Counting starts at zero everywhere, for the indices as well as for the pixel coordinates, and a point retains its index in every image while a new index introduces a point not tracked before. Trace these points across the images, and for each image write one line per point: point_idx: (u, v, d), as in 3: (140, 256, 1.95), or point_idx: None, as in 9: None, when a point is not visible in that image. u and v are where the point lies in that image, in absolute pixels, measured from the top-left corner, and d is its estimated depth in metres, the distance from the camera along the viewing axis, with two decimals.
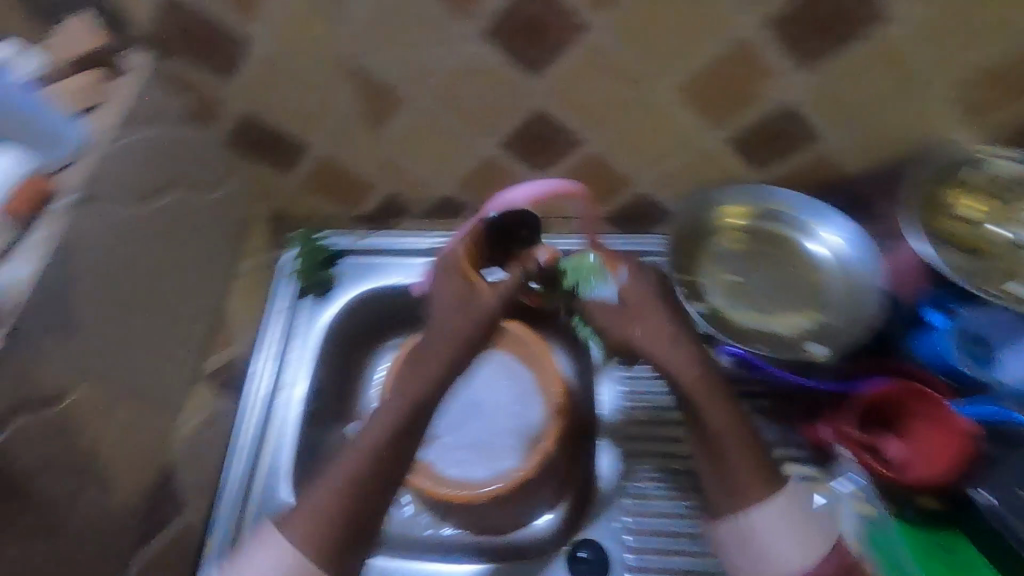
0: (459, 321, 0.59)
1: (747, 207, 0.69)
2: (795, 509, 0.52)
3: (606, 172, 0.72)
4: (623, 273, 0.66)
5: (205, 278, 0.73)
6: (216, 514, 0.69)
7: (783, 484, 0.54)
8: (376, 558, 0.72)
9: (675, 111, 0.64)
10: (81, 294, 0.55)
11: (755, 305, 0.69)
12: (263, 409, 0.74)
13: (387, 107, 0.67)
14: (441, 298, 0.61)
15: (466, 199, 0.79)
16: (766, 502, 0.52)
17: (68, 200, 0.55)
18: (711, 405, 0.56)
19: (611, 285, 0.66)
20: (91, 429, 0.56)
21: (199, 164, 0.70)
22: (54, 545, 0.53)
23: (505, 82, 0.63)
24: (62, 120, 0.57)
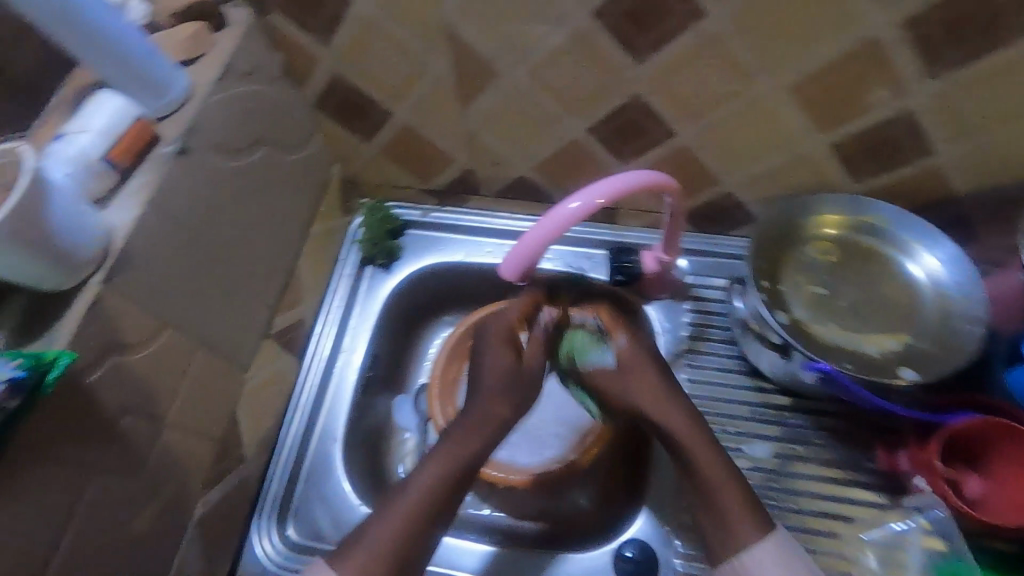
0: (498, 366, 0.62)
1: (843, 217, 0.67)
2: (782, 547, 0.53)
3: (695, 168, 0.69)
4: (622, 338, 0.64)
5: (280, 238, 0.74)
6: (272, 469, 0.71)
7: (771, 525, 0.55)
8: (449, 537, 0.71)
9: (784, 110, 0.60)
10: (173, 243, 0.56)
11: (838, 319, 0.66)
12: (314, 390, 0.76)
13: (479, 82, 0.65)
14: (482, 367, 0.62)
15: (542, 183, 0.77)
16: (754, 543, 0.54)
17: (169, 149, 0.55)
18: (703, 452, 0.58)
19: (608, 350, 0.64)
20: (170, 377, 0.57)
21: (285, 123, 0.70)
22: (129, 486, 0.54)
23: (607, 65, 0.60)
24: (168, 66, 0.56)
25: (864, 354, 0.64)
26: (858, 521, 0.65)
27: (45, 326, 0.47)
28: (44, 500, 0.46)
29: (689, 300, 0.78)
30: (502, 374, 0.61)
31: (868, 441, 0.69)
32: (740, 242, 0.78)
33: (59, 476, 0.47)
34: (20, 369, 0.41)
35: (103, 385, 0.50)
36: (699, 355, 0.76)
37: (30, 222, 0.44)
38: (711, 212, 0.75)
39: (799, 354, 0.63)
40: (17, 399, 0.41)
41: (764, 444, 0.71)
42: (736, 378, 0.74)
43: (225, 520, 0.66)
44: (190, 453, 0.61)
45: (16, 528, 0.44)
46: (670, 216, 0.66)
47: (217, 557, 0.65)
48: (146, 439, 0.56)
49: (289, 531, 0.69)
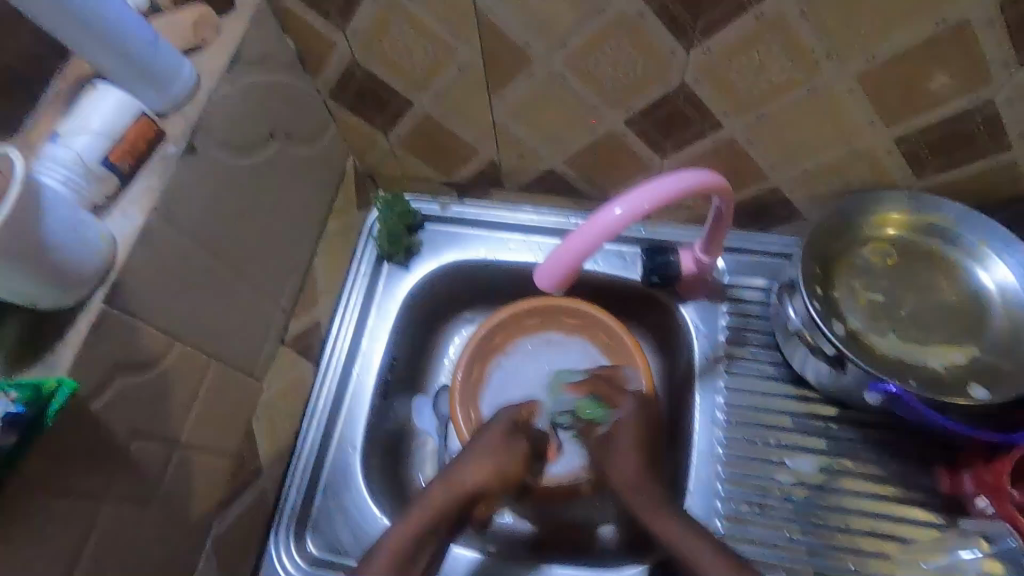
0: (480, 469, 0.59)
1: (902, 216, 0.62)
2: None
3: (741, 164, 0.64)
4: (627, 403, 0.64)
5: (293, 238, 0.69)
6: (288, 484, 0.68)
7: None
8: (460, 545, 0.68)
9: (850, 103, 0.54)
10: (179, 253, 0.51)
11: (899, 329, 0.61)
12: (320, 420, 0.70)
13: (505, 73, 0.59)
14: (471, 455, 0.60)
15: (571, 176, 0.72)
16: None
17: (175, 148, 0.51)
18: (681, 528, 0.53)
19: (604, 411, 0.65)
20: (179, 398, 0.53)
21: (295, 113, 0.65)
22: (139, 516, 0.51)
23: (654, 55, 0.53)
24: (172, 56, 0.51)
25: (927, 368, 0.60)
26: (913, 543, 0.62)
27: (45, 346, 0.43)
28: (49, 539, 0.43)
29: (726, 301, 0.73)
30: (486, 472, 0.59)
31: (923, 459, 0.65)
32: (782, 238, 0.73)
33: (61, 513, 0.43)
34: (17, 405, 0.38)
35: (109, 410, 0.46)
36: (740, 361, 0.71)
37: (23, 236, 0.39)
38: (756, 208, 0.70)
39: (856, 368, 0.59)
40: (13, 437, 0.38)
41: (808, 458, 0.67)
42: (780, 384, 0.70)
43: (244, 537, 0.64)
44: (202, 475, 0.58)
45: (20, 572, 0.41)
46: (716, 216, 0.60)
47: (234, 575, 0.63)
48: (157, 464, 0.52)
49: (308, 546, 0.66)
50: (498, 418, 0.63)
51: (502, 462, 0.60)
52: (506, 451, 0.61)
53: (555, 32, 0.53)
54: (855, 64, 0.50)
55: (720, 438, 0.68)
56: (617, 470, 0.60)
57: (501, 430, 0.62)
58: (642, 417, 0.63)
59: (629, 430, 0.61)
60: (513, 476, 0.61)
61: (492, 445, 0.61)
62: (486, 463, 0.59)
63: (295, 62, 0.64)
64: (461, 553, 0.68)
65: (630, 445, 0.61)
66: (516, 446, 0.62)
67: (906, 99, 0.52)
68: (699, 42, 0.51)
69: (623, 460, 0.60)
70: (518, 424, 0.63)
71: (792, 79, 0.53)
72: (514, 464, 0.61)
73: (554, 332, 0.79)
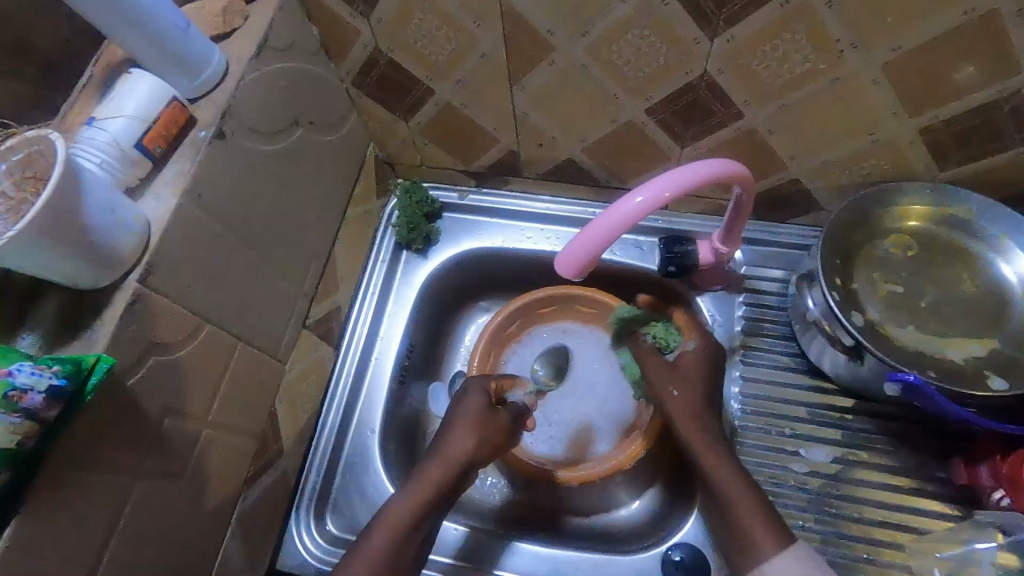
0: (463, 443, 0.58)
1: (925, 208, 0.62)
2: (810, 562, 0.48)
3: (761, 154, 0.64)
4: (692, 342, 0.65)
5: (316, 224, 0.70)
6: (309, 463, 0.70)
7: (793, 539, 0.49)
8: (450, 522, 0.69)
9: (872, 94, 0.53)
10: (208, 237, 0.53)
11: (918, 322, 0.61)
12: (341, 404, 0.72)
13: (526, 61, 0.59)
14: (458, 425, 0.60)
15: (590, 165, 0.72)
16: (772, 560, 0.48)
17: (206, 134, 0.52)
18: (719, 467, 0.55)
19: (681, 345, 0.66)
20: (207, 378, 0.55)
21: (319, 100, 0.66)
22: (168, 488, 0.52)
23: (677, 44, 0.53)
24: (203, 42, 0.52)
25: (946, 361, 0.60)
26: (927, 534, 0.62)
27: (83, 324, 0.45)
28: (86, 512, 0.44)
29: (743, 292, 0.73)
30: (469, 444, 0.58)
31: (940, 451, 0.65)
32: (801, 230, 0.73)
33: (99, 485, 0.45)
34: (60, 378, 0.39)
35: (143, 388, 0.48)
36: (756, 352, 0.71)
37: (63, 218, 0.41)
38: (777, 198, 0.70)
39: (873, 359, 0.59)
40: (56, 409, 0.40)
41: (823, 448, 0.67)
42: (796, 377, 0.70)
43: (266, 514, 0.65)
44: (228, 454, 0.60)
45: (60, 542, 0.43)
46: (736, 207, 0.60)
47: (257, 551, 0.65)
48: (186, 439, 0.54)
49: (328, 525, 0.68)
50: (471, 390, 0.63)
51: (484, 435, 0.60)
52: (482, 423, 0.60)
53: (578, 21, 0.53)
54: (879, 55, 0.50)
55: (734, 427, 0.69)
56: (681, 398, 0.61)
57: (475, 406, 0.61)
58: (713, 356, 0.63)
59: (695, 367, 0.62)
60: (497, 448, 0.61)
61: (469, 419, 0.60)
62: (469, 434, 0.59)
63: (320, 50, 0.65)
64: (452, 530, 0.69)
65: (695, 379, 0.62)
66: (494, 419, 0.61)
67: (930, 89, 0.52)
68: (723, 31, 0.51)
69: (687, 390, 0.61)
70: (490, 397, 0.63)
71: (815, 69, 0.52)
72: (495, 436, 0.61)
73: (571, 321, 0.79)
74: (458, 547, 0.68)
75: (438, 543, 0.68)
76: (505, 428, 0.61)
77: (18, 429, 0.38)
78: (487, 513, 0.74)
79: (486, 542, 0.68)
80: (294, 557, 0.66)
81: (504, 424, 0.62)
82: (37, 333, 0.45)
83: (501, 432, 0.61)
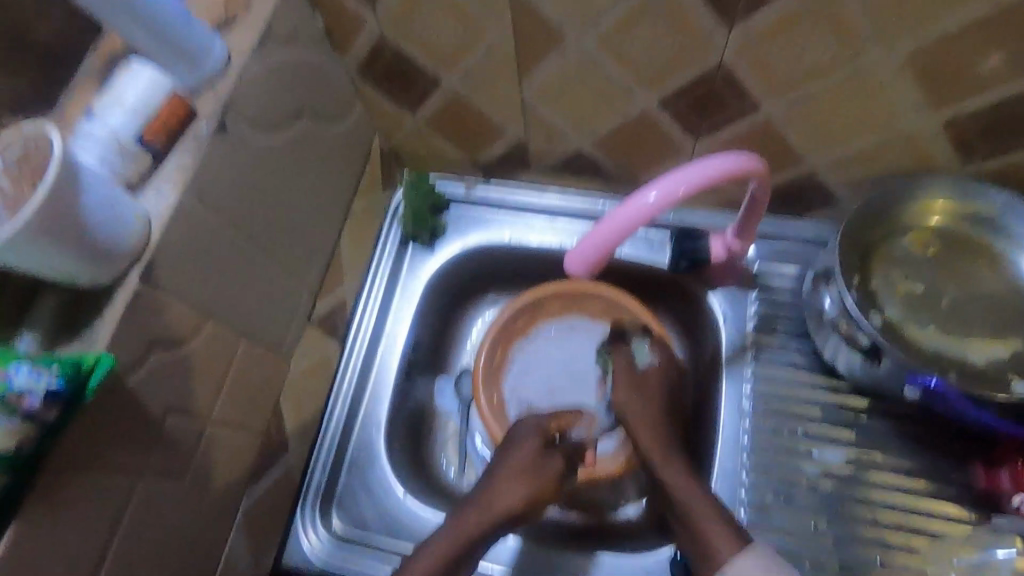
0: (514, 492, 0.57)
1: (947, 202, 0.59)
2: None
3: (776, 147, 0.62)
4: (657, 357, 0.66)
5: (320, 218, 0.69)
6: (313, 460, 0.69)
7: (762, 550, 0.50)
8: (509, 536, 0.67)
9: (896, 87, 0.51)
10: (211, 232, 0.52)
11: (938, 321, 0.59)
12: (344, 400, 0.71)
13: (535, 51, 0.57)
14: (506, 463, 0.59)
15: (600, 157, 0.70)
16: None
17: (206, 126, 0.51)
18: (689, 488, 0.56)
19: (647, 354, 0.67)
20: (209, 375, 0.54)
21: (322, 90, 0.64)
22: (172, 487, 0.52)
23: (693, 34, 0.51)
24: (203, 31, 0.51)
25: (967, 362, 0.58)
26: (943, 537, 0.61)
27: (83, 323, 0.44)
28: (88, 513, 0.44)
29: (756, 288, 0.71)
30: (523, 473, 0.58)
31: (957, 453, 0.64)
32: (817, 225, 0.71)
33: (102, 485, 0.45)
34: (59, 380, 0.38)
35: (145, 387, 0.47)
36: (769, 350, 0.70)
37: (59, 216, 0.39)
38: (792, 193, 0.68)
39: (891, 360, 0.58)
40: (54, 412, 0.39)
41: (836, 449, 0.66)
42: (809, 375, 0.68)
43: (271, 511, 0.65)
44: (231, 451, 0.59)
45: (62, 545, 0.42)
46: (752, 202, 0.59)
47: (262, 547, 0.64)
48: (190, 437, 0.53)
49: (333, 522, 0.67)
50: (527, 433, 0.62)
51: (537, 483, 0.58)
52: (535, 470, 0.59)
53: (590, 10, 0.51)
54: (905, 45, 0.47)
55: (745, 427, 0.68)
56: (651, 408, 0.61)
57: (530, 451, 0.60)
58: (669, 372, 0.65)
59: (660, 378, 0.64)
60: (549, 494, 0.59)
61: (519, 465, 0.59)
62: (519, 489, 0.57)
63: (323, 39, 0.63)
64: (508, 542, 0.67)
65: (655, 395, 0.63)
66: (548, 466, 0.59)
67: (956, 81, 0.49)
68: (742, 21, 0.49)
69: (650, 404, 0.62)
70: (547, 438, 0.62)
71: (836, 60, 0.50)
72: (549, 484, 0.59)
73: (578, 316, 0.78)
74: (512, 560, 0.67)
75: (492, 552, 0.67)
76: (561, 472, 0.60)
77: (15, 432, 0.37)
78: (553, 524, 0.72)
79: (544, 553, 0.67)
80: (299, 553, 0.66)
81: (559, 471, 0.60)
82: (37, 332, 0.44)
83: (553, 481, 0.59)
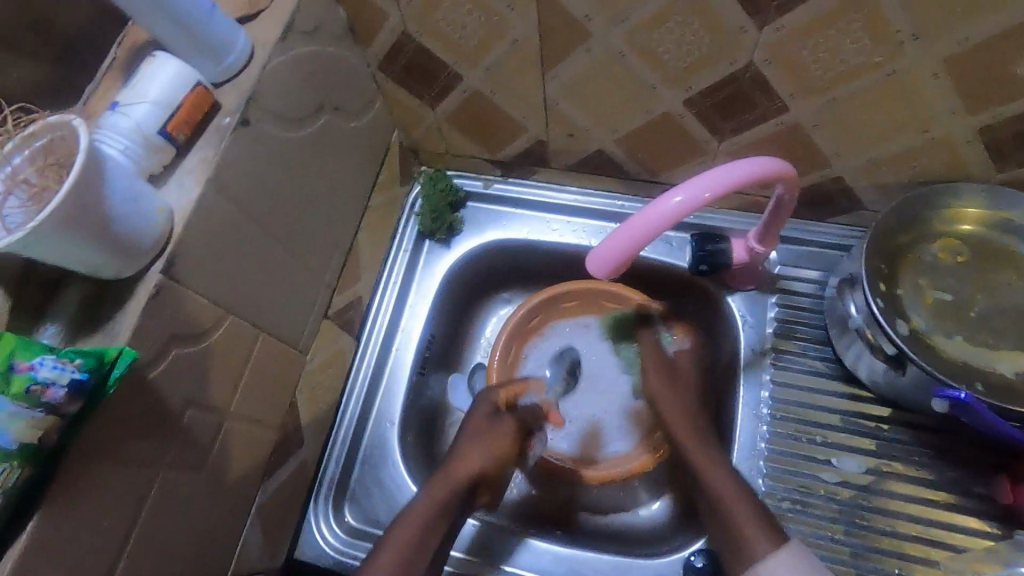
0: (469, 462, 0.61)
1: (978, 211, 0.58)
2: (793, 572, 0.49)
3: (802, 149, 0.60)
4: (686, 342, 0.70)
5: (339, 211, 0.69)
6: (328, 454, 0.69)
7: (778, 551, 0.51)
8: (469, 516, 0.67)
9: (931, 91, 0.50)
10: (232, 225, 0.52)
11: (965, 331, 0.58)
12: (360, 396, 0.71)
13: (558, 48, 0.57)
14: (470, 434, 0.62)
15: (622, 156, 0.69)
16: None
17: (230, 120, 0.51)
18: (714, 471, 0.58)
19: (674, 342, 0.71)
20: (228, 368, 0.54)
21: (344, 84, 0.64)
22: (189, 479, 0.52)
23: (723, 34, 0.50)
24: (227, 24, 0.50)
25: (995, 373, 0.57)
26: (965, 552, 0.60)
27: (106, 316, 0.44)
28: (107, 503, 0.44)
29: (776, 292, 0.70)
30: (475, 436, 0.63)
31: (982, 466, 0.62)
32: (841, 229, 0.69)
33: (121, 476, 0.45)
34: (81, 372, 0.38)
35: (165, 379, 0.47)
36: (788, 356, 0.69)
37: (84, 210, 0.39)
38: (817, 197, 0.66)
39: (916, 370, 0.57)
40: (77, 404, 0.39)
41: (856, 458, 0.65)
42: (830, 383, 0.67)
43: (286, 504, 0.65)
44: (246, 444, 0.59)
45: (80, 536, 0.42)
46: (777, 205, 0.58)
47: (276, 539, 0.65)
48: (207, 429, 0.53)
49: (346, 517, 0.68)
50: (480, 404, 0.65)
51: (491, 446, 0.62)
52: (488, 433, 0.63)
53: (617, 8, 0.50)
54: (942, 50, 0.46)
55: (763, 432, 0.67)
56: (668, 398, 0.66)
57: (482, 416, 0.64)
58: (694, 354, 0.70)
59: (688, 368, 0.68)
60: (508, 456, 0.63)
61: (476, 432, 0.63)
62: (482, 451, 0.62)
63: (346, 33, 0.63)
64: (469, 522, 0.68)
65: (689, 376, 0.68)
66: (499, 428, 0.63)
67: (996, 87, 0.47)
68: (773, 20, 0.47)
69: (671, 398, 0.66)
70: (497, 409, 0.65)
71: (870, 62, 0.49)
72: (503, 445, 0.63)
73: (594, 316, 0.77)
74: (471, 541, 0.67)
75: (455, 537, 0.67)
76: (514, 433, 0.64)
77: (37, 425, 0.37)
78: (509, 508, 0.72)
79: (498, 537, 0.67)
80: (313, 547, 0.66)
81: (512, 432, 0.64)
82: (61, 323, 0.44)
83: (505, 441, 0.63)
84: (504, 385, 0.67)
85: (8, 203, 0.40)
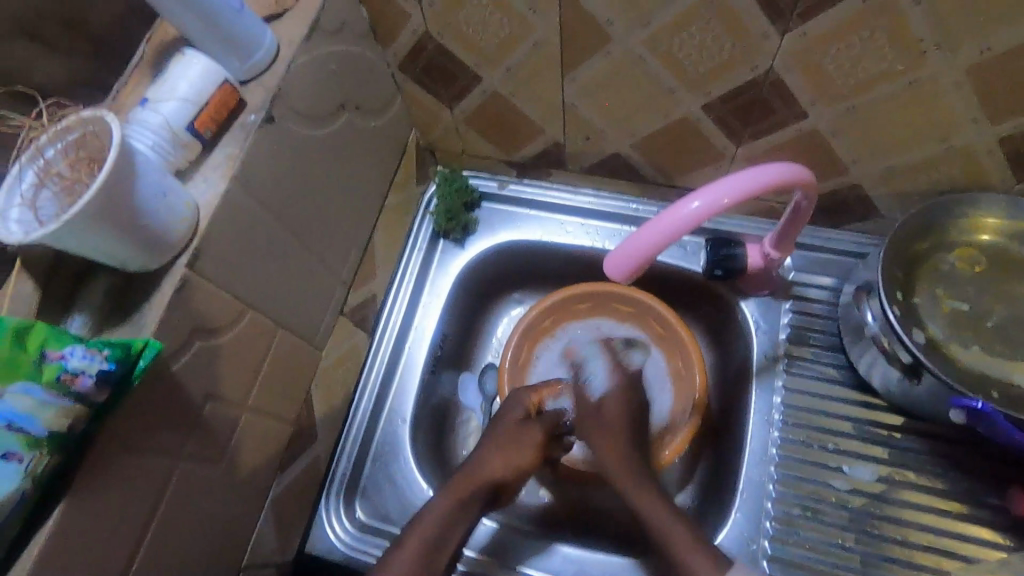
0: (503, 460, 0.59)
1: (998, 221, 0.58)
2: None
3: (820, 155, 0.60)
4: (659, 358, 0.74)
5: (357, 210, 0.70)
6: (341, 448, 0.70)
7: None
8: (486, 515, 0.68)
9: (952, 101, 0.50)
10: (256, 221, 0.52)
11: (986, 342, 0.58)
12: (373, 393, 0.72)
13: (579, 51, 0.57)
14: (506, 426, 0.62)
15: (638, 160, 0.70)
16: None
17: (255, 117, 0.51)
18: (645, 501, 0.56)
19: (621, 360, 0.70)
20: (246, 362, 0.55)
21: (364, 83, 0.65)
22: (205, 471, 0.53)
23: (744, 40, 0.50)
24: (255, 23, 0.51)
25: (1011, 384, 0.57)
26: (976, 562, 0.60)
27: (132, 308, 0.45)
28: (130, 492, 0.45)
29: (791, 299, 0.70)
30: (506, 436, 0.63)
31: (995, 478, 0.62)
32: (858, 237, 0.69)
33: (144, 466, 0.46)
34: (110, 362, 0.39)
35: (186, 372, 0.48)
36: (803, 364, 0.69)
37: (115, 202, 0.40)
38: (835, 204, 0.66)
39: (933, 379, 0.56)
40: (105, 393, 0.40)
41: (867, 466, 0.65)
42: (844, 391, 0.67)
43: (299, 497, 0.66)
44: (262, 438, 0.60)
45: (104, 524, 0.43)
46: (795, 212, 0.58)
47: (290, 532, 0.66)
48: (225, 422, 0.54)
49: (357, 513, 0.68)
50: (513, 405, 0.65)
51: (515, 454, 0.61)
52: (516, 440, 0.62)
53: (638, 12, 0.51)
54: (966, 59, 0.46)
55: (774, 438, 0.67)
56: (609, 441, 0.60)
57: (511, 420, 0.64)
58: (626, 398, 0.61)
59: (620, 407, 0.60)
60: (530, 463, 0.62)
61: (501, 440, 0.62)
62: (506, 459, 0.61)
63: (367, 33, 0.63)
64: (485, 523, 0.68)
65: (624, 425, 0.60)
66: (524, 436, 0.62)
67: (1019, 98, 0.47)
68: (795, 26, 0.47)
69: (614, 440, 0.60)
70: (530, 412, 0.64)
71: (892, 70, 0.49)
72: (527, 455, 0.62)
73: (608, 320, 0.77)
74: (485, 541, 0.67)
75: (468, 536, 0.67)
76: (540, 444, 0.62)
77: (66, 412, 0.38)
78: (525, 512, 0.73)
79: (516, 540, 0.68)
80: (324, 541, 0.67)
81: (540, 441, 0.63)
82: (88, 313, 0.45)
83: (531, 450, 0.62)
84: (535, 388, 0.66)
85: (41, 195, 0.41)
